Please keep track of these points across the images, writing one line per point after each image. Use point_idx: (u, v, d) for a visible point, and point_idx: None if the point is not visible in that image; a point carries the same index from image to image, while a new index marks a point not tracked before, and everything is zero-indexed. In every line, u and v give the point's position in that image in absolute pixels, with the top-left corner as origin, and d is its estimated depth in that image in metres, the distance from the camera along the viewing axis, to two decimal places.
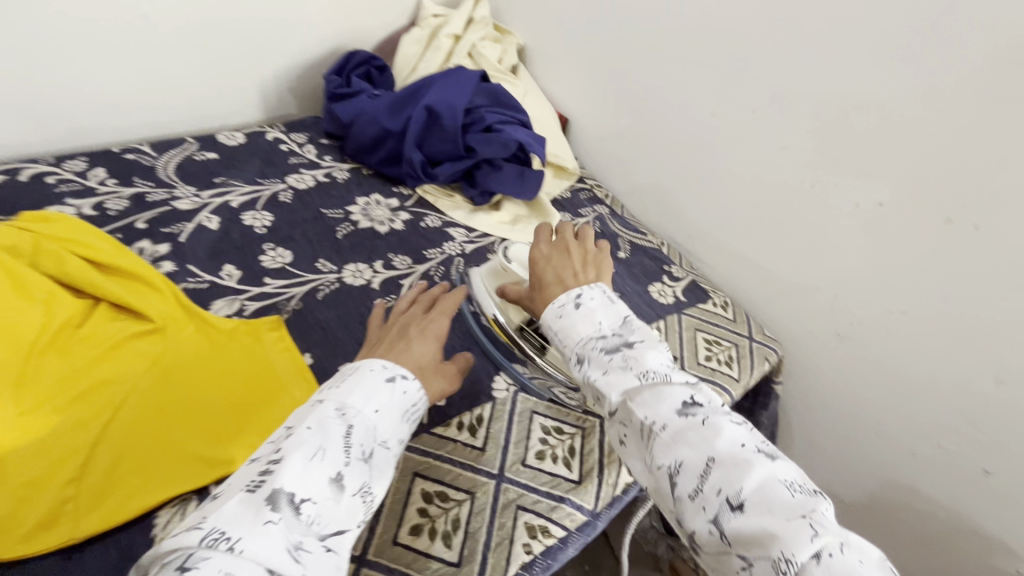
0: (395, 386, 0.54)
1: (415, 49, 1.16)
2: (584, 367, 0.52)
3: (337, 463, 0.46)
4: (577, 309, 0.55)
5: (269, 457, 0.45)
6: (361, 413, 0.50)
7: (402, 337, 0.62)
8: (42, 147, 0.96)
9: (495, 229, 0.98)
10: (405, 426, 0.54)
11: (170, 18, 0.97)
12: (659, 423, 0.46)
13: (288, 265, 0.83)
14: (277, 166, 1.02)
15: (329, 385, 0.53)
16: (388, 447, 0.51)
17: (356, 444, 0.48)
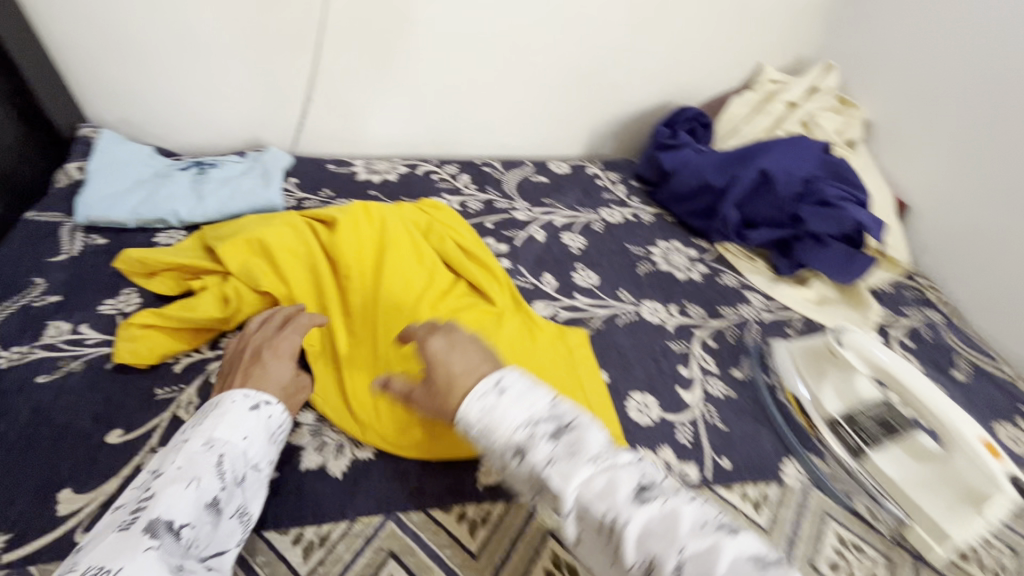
0: (260, 412, 0.59)
1: (744, 110, 1.18)
2: (527, 462, 0.46)
3: (213, 488, 0.52)
4: (500, 397, 0.48)
5: (142, 495, 0.50)
6: (228, 441, 0.55)
7: (256, 362, 0.64)
8: (430, 150, 1.24)
9: (800, 305, 0.93)
10: (273, 447, 0.59)
11: (549, 66, 1.15)
12: (622, 517, 0.43)
13: (595, 287, 0.91)
14: (593, 198, 1.13)
15: (193, 423, 0.58)
16: (259, 470, 0.57)
17: (227, 469, 0.54)
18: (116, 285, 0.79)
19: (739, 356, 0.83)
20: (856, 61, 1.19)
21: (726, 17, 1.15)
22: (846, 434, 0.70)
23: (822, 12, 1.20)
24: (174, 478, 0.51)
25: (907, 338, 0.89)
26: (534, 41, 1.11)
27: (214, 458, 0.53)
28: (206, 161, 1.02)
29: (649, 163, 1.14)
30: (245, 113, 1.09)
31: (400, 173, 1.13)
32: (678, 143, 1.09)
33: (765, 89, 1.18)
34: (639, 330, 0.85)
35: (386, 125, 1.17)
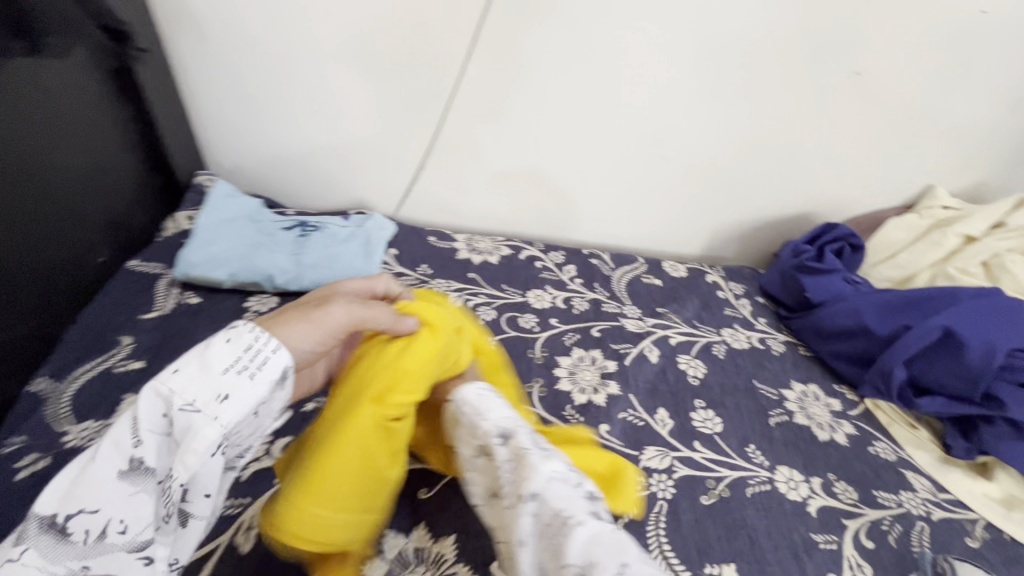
0: (224, 339, 0.45)
1: (905, 236, 1.01)
2: (510, 442, 0.51)
3: (126, 453, 0.42)
4: (489, 397, 0.55)
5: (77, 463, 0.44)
6: (156, 383, 0.43)
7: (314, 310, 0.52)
8: (534, 230, 1.16)
9: (983, 506, 0.73)
10: (226, 377, 0.44)
11: (683, 161, 1.04)
12: (573, 518, 0.47)
13: (717, 436, 0.77)
14: (714, 313, 0.99)
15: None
16: (194, 413, 0.43)
17: (143, 423, 0.42)
18: None
19: (907, 571, 0.65)
20: None
21: (898, 129, 1.00)
22: None
23: (1016, 135, 1.02)
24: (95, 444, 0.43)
25: None
26: (669, 134, 1.01)
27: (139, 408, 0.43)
28: (311, 221, 0.98)
29: (785, 283, 0.99)
30: (358, 174, 1.07)
31: (502, 255, 1.05)
32: (826, 267, 0.93)
33: (933, 215, 1.02)
34: (775, 512, 0.68)
35: (494, 200, 1.10)
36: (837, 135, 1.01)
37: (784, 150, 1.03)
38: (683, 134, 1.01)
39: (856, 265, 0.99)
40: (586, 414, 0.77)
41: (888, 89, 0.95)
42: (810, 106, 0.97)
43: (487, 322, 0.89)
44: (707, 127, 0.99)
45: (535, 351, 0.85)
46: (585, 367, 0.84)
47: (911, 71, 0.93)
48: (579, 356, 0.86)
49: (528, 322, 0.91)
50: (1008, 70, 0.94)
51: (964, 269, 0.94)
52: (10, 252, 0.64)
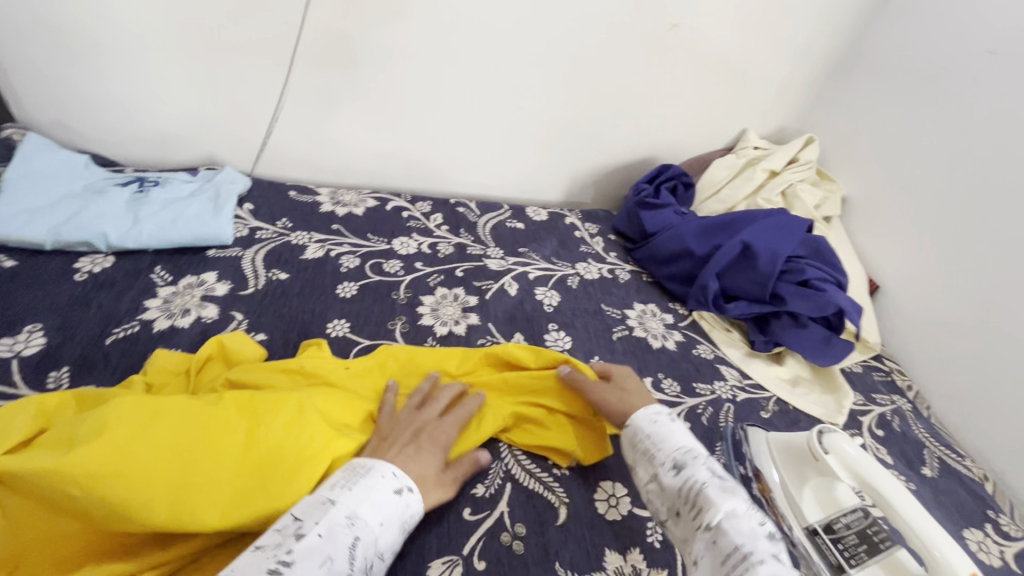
0: (401, 498, 0.53)
1: (725, 173, 1.16)
2: (684, 474, 0.57)
3: (340, 572, 0.46)
4: (672, 423, 0.63)
5: (280, 551, 0.44)
6: (369, 525, 0.49)
7: (411, 442, 0.61)
8: (402, 184, 1.17)
9: (775, 385, 0.89)
10: (400, 539, 0.52)
11: (536, 109, 1.11)
12: (756, 555, 0.49)
13: (566, 352, 0.86)
14: (570, 250, 1.08)
15: (336, 481, 0.52)
16: (380, 561, 0.50)
17: (359, 554, 0.48)
18: (15, 323, 0.69)
19: (713, 441, 0.78)
20: (835, 136, 1.20)
21: (716, 79, 1.15)
22: (827, 547, 0.62)
23: (807, 86, 1.22)
24: (303, 542, 0.45)
25: (878, 427, 0.86)
26: (519, 85, 1.06)
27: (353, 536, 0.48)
28: (150, 176, 0.92)
29: (630, 219, 1.11)
30: (203, 128, 1.00)
31: (368, 207, 1.06)
32: (659, 202, 1.07)
33: (747, 154, 1.18)
34: None
35: (358, 154, 1.10)
36: (667, 85, 1.13)
37: (624, 100, 1.13)
38: (533, 85, 1.07)
39: (688, 201, 1.14)
40: (446, 343, 0.82)
41: (704, 42, 1.08)
42: (641, 58, 1.07)
43: (350, 269, 0.90)
44: (554, 78, 1.07)
45: (398, 292, 0.89)
46: (447, 303, 0.89)
47: (719, 26, 1.06)
48: (442, 294, 0.90)
49: (393, 267, 0.93)
50: (794, 29, 1.11)
51: (770, 199, 1.11)
52: None
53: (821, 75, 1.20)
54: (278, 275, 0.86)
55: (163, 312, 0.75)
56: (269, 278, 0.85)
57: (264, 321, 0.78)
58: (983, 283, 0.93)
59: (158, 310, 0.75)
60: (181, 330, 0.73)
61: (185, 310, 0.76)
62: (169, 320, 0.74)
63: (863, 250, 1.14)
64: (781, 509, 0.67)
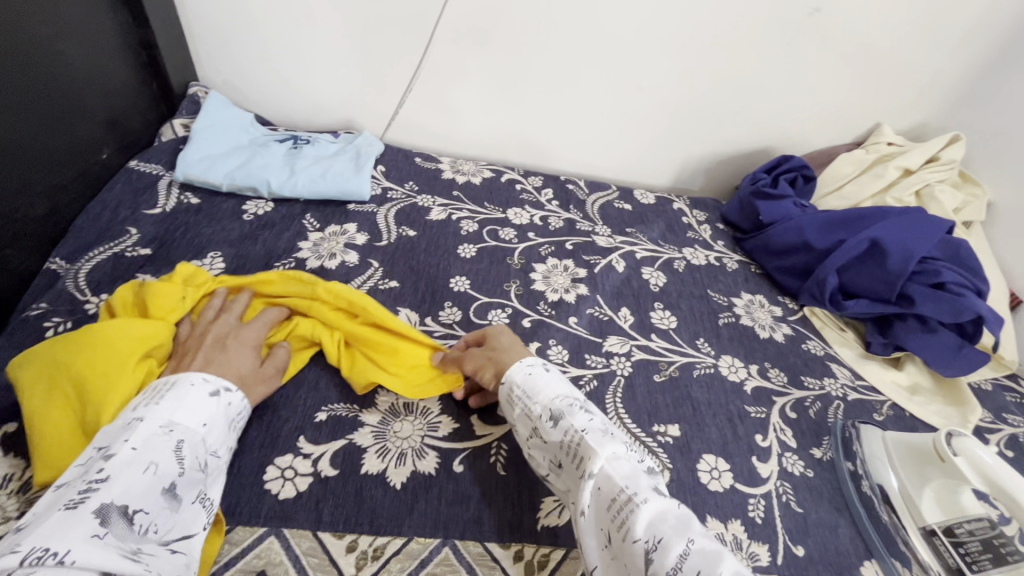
0: (220, 400, 0.55)
1: (852, 169, 1.11)
2: (561, 423, 0.58)
3: (171, 474, 0.47)
4: (544, 372, 0.64)
5: (89, 476, 0.44)
6: (189, 428, 0.51)
7: (218, 347, 0.61)
8: (516, 159, 1.22)
9: (891, 390, 0.85)
10: (232, 435, 0.56)
11: (656, 91, 1.11)
12: (639, 495, 0.49)
13: (671, 330, 0.87)
14: (677, 235, 1.08)
15: (139, 403, 0.52)
16: (217, 456, 0.53)
17: (189, 454, 0.50)
18: (202, 250, 0.81)
19: (821, 434, 0.76)
20: (986, 135, 1.10)
21: (852, 68, 1.09)
22: (945, 549, 0.61)
23: (957, 81, 1.12)
24: (124, 459, 0.46)
25: (1008, 447, 0.81)
26: (642, 66, 1.07)
27: (181, 435, 0.50)
28: (303, 136, 1.03)
29: (743, 209, 1.09)
30: (347, 95, 1.10)
31: (485, 177, 1.12)
32: (778, 193, 1.03)
33: (878, 150, 1.12)
34: (715, 387, 0.79)
35: (478, 127, 1.16)
36: (796, 73, 1.09)
37: (748, 87, 1.10)
38: (657, 65, 1.07)
39: (808, 195, 1.09)
40: (556, 308, 0.86)
41: (845, 27, 1.03)
42: (772, 43, 1.04)
43: (470, 233, 0.97)
44: (678, 60, 1.06)
45: (513, 258, 0.94)
46: (558, 272, 0.93)
47: (864, 10, 1.00)
48: (553, 264, 0.94)
49: (507, 234, 0.99)
50: (951, 16, 1.03)
51: (901, 199, 1.04)
52: (27, 105, 0.69)
53: (976, 69, 1.10)
54: (407, 232, 0.94)
55: (314, 253, 0.85)
56: (399, 233, 0.93)
57: (396, 270, 0.86)
58: None
59: (310, 252, 0.85)
60: (329, 270, 0.83)
61: (332, 254, 0.86)
62: (319, 261, 0.84)
63: (1004, 261, 1.05)
64: (896, 509, 0.66)
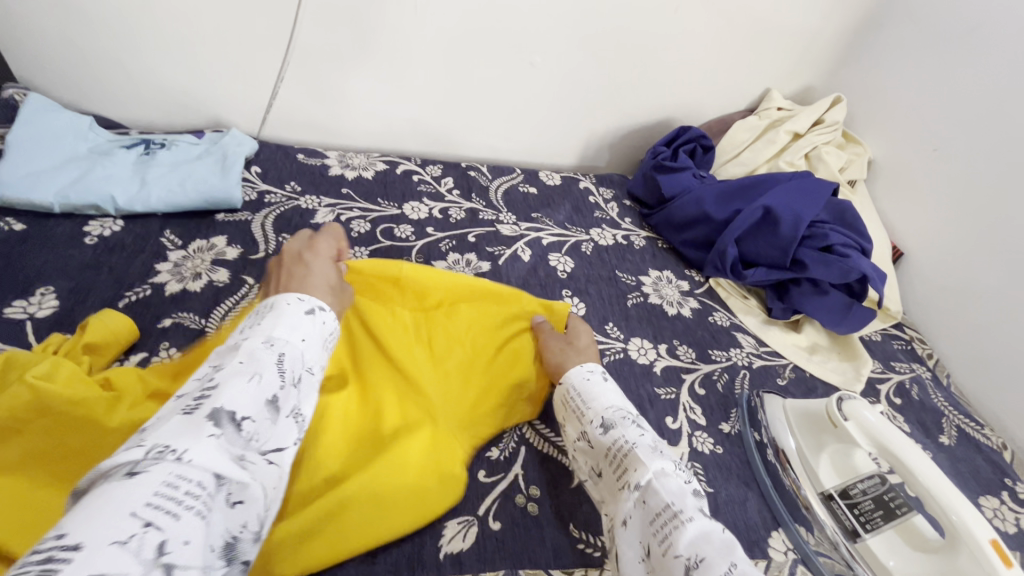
0: (316, 317, 0.49)
1: (747, 136, 1.12)
2: (612, 434, 0.58)
3: (272, 386, 0.41)
4: (603, 380, 0.65)
5: (201, 386, 0.39)
6: (291, 341, 0.45)
7: (299, 262, 0.59)
8: (413, 147, 1.14)
9: (793, 353, 0.87)
10: (329, 354, 0.50)
11: (549, 67, 1.06)
12: (685, 512, 0.48)
13: (580, 318, 0.85)
14: (584, 216, 1.05)
15: (244, 327, 0.47)
16: (316, 374, 0.46)
17: (290, 369, 0.43)
18: (27, 287, 0.68)
19: (729, 408, 0.77)
20: (864, 95, 1.15)
21: (740, 33, 1.09)
22: (842, 512, 0.64)
23: (835, 44, 1.16)
24: (227, 368, 0.40)
25: (896, 395, 0.85)
26: (532, 40, 1.01)
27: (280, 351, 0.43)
28: (156, 138, 0.90)
29: (646, 184, 1.08)
30: (206, 88, 0.97)
31: (378, 170, 1.03)
32: (678, 165, 1.04)
33: (770, 116, 1.13)
34: (625, 373, 0.78)
35: (367, 115, 1.07)
36: (688, 41, 1.08)
37: (642, 58, 1.08)
38: (548, 38, 1.02)
39: (707, 165, 1.09)
40: None
41: None
42: (659, 11, 1.02)
43: (361, 234, 0.89)
44: (569, 32, 1.01)
45: (410, 257, 0.87)
46: (459, 269, 0.87)
47: None
48: (454, 259, 0.89)
49: (404, 232, 0.92)
50: None
51: (793, 162, 1.06)
52: None
53: (851, 31, 1.14)
54: (288, 240, 0.84)
55: (174, 276, 0.75)
56: (279, 242, 0.84)
57: None
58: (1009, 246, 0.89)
59: (169, 274, 0.75)
60: (193, 294, 0.73)
61: (196, 274, 0.75)
62: (181, 284, 0.74)
63: (886, 215, 1.10)
64: (795, 473, 0.68)
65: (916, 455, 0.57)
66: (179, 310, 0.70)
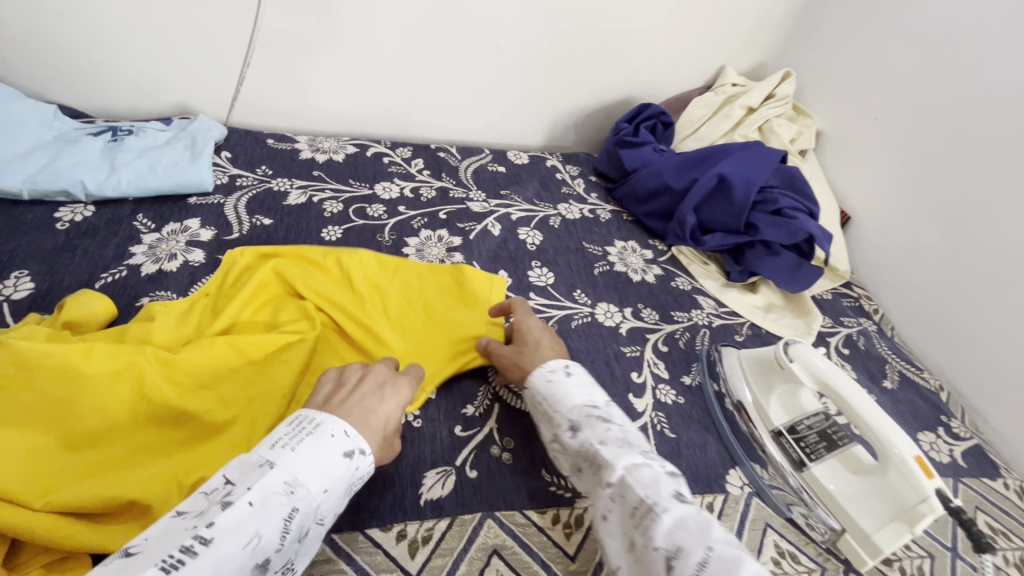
0: (351, 462, 0.47)
1: (704, 111, 1.17)
2: (580, 434, 0.55)
3: (270, 549, 0.40)
4: (567, 378, 0.61)
5: (199, 528, 0.37)
6: (311, 493, 0.43)
7: (375, 393, 0.55)
8: (382, 130, 1.16)
9: (749, 312, 0.93)
10: (344, 502, 0.48)
11: (513, 49, 1.09)
12: (659, 504, 0.47)
13: (549, 287, 0.89)
14: (551, 192, 1.09)
15: (276, 440, 0.45)
16: (320, 526, 0.45)
17: (295, 525, 0.42)
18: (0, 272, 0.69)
19: (690, 362, 0.82)
20: (812, 70, 1.22)
21: (694, 12, 1.14)
22: (790, 445, 0.69)
23: (784, 21, 1.21)
24: (232, 516, 0.38)
25: (844, 346, 0.92)
26: (495, 22, 1.04)
27: (291, 502, 0.42)
28: (123, 125, 0.91)
29: (610, 159, 1.12)
30: (171, 76, 0.98)
31: (349, 153, 1.05)
32: (640, 140, 1.08)
33: (725, 92, 1.19)
34: (593, 334, 0.82)
35: (335, 100, 1.08)
36: (645, 20, 1.12)
37: (602, 39, 1.12)
38: (510, 19, 1.05)
39: (667, 140, 1.14)
40: None
41: None
42: None
43: (334, 214, 0.91)
44: (530, 13, 1.04)
45: (383, 235, 0.90)
46: (432, 244, 0.91)
47: None
48: (426, 235, 0.92)
49: (376, 211, 0.94)
50: None
51: (747, 135, 1.12)
52: None
53: (798, 9, 1.20)
54: (261, 221, 0.86)
55: (149, 257, 0.76)
56: (253, 223, 0.85)
57: None
58: (942, 205, 0.96)
59: (144, 256, 0.76)
60: (169, 273, 0.74)
61: (172, 255, 0.77)
62: (157, 265, 0.75)
63: (835, 182, 1.17)
64: (750, 416, 0.73)
65: (853, 388, 0.63)
66: (157, 290, 0.72)
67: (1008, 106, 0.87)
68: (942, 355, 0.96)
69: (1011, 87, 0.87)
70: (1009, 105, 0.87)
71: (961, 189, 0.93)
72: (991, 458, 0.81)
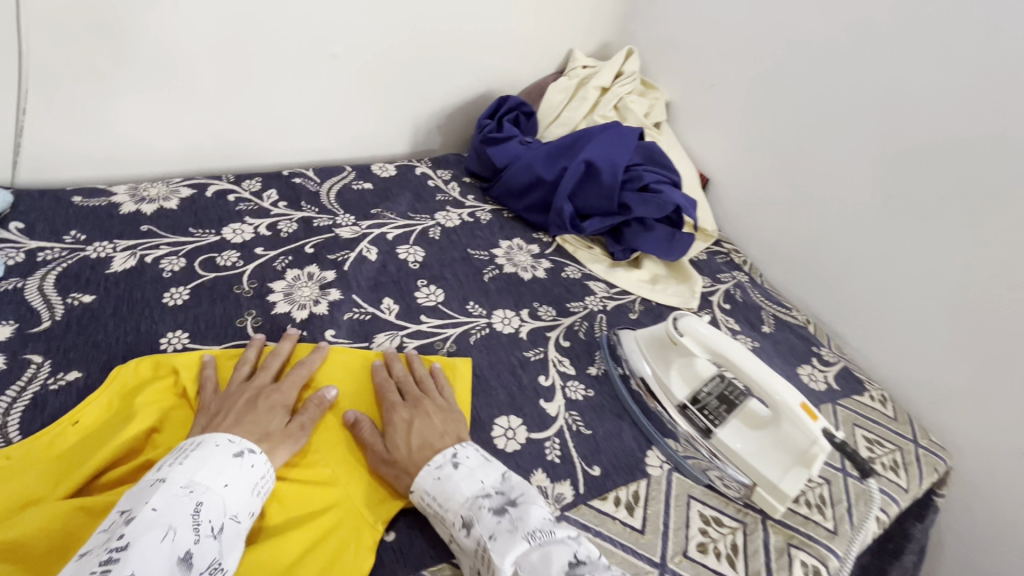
0: (244, 460, 0.52)
1: (561, 96, 1.18)
2: (473, 531, 0.52)
3: (186, 542, 0.43)
4: (456, 470, 0.56)
5: (110, 543, 0.41)
6: (211, 488, 0.48)
7: (252, 405, 0.59)
8: (222, 164, 1.03)
9: (637, 287, 0.96)
10: (257, 499, 0.51)
11: (353, 57, 1.01)
12: None
13: (440, 305, 0.84)
14: (426, 202, 1.04)
15: (166, 463, 0.49)
16: (238, 522, 0.48)
17: (205, 519, 0.46)
18: None
19: (593, 351, 0.83)
20: (652, 44, 1.28)
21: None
22: (695, 416, 0.71)
23: None
24: (134, 524, 0.42)
25: (725, 302, 0.98)
26: (326, 29, 0.96)
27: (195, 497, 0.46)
28: None
29: (480, 158, 1.09)
30: None
31: (184, 197, 0.91)
32: (504, 135, 1.06)
33: (577, 75, 1.21)
34: (493, 346, 0.79)
35: (154, 138, 0.93)
36: (486, 11, 1.10)
37: (447, 35, 1.08)
38: (343, 25, 0.97)
39: (532, 130, 1.14)
40: (309, 327, 0.76)
41: None
42: None
43: (176, 272, 0.78)
44: (364, 17, 0.98)
45: (242, 285, 0.79)
46: (302, 284, 0.82)
47: None
48: (294, 276, 0.83)
49: (228, 259, 0.82)
50: None
51: (605, 115, 1.15)
52: None
53: None
54: (81, 299, 0.72)
55: None
56: (69, 304, 0.71)
57: (73, 356, 0.65)
58: (779, 157, 1.06)
59: None
60: None
61: None
62: None
63: (691, 147, 1.24)
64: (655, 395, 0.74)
65: (738, 350, 0.67)
66: None
67: (814, 60, 0.97)
68: (803, 290, 1.07)
69: (813, 43, 0.97)
70: (815, 59, 0.97)
71: (792, 141, 1.03)
72: (857, 375, 0.92)
